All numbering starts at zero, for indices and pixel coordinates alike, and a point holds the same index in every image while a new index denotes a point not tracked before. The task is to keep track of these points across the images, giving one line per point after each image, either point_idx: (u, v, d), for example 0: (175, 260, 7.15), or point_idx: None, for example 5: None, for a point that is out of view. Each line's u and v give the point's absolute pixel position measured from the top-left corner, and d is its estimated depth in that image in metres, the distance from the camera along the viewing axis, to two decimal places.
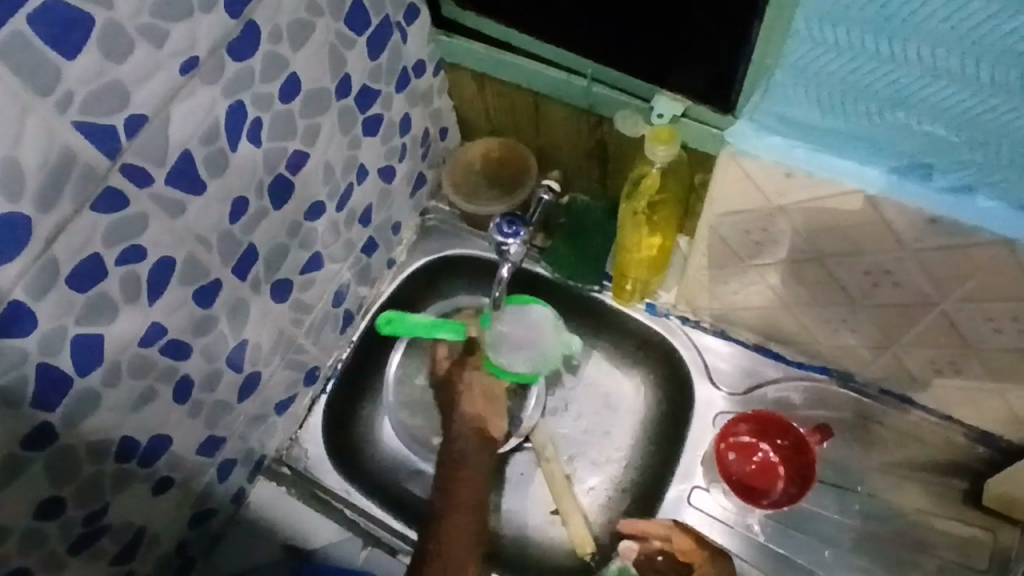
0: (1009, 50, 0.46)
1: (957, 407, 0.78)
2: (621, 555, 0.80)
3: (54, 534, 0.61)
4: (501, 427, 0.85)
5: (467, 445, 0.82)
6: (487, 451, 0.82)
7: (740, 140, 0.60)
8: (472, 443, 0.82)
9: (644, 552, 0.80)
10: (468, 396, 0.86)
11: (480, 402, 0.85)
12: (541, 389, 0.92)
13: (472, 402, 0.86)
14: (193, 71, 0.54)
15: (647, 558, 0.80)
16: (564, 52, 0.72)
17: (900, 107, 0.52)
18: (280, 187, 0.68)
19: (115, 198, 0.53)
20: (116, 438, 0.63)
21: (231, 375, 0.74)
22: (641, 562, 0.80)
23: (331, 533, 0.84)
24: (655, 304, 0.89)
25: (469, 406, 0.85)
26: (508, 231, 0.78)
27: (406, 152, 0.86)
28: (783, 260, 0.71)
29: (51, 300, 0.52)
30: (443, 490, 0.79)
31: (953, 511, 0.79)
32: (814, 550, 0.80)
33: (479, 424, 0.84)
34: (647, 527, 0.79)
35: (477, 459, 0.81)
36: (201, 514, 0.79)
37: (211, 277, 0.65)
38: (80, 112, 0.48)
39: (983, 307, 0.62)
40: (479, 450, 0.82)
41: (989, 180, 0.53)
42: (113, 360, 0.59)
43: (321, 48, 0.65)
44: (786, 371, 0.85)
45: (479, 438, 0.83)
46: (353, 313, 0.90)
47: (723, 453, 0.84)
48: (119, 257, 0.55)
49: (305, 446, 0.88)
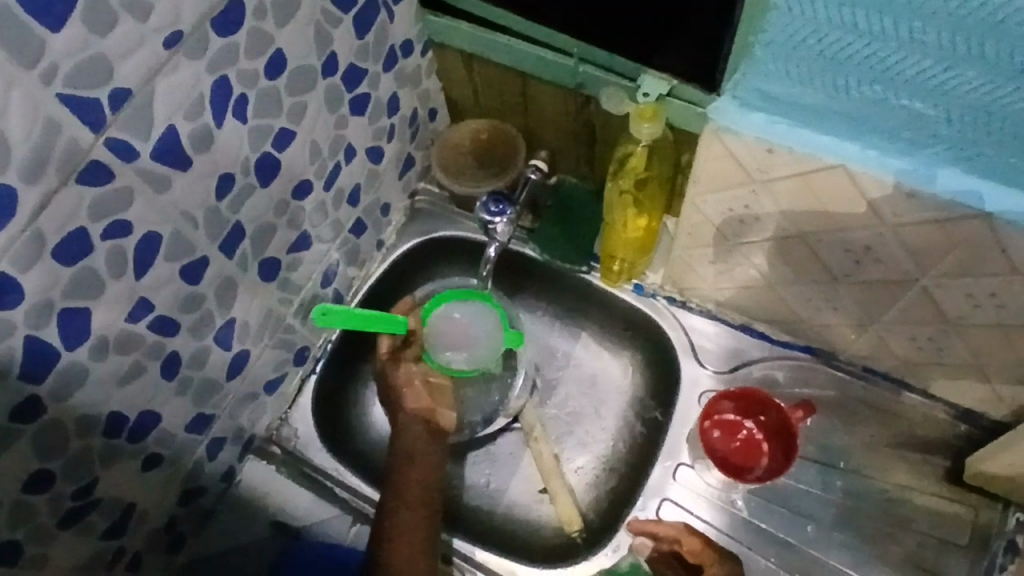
0: (994, 26, 0.47)
1: (939, 384, 0.79)
2: (634, 550, 0.82)
3: (43, 507, 0.61)
4: (449, 418, 0.85)
5: (417, 439, 0.81)
6: (437, 441, 0.82)
7: (723, 117, 0.59)
8: (418, 438, 0.81)
9: (659, 549, 0.81)
10: (411, 392, 0.83)
11: (424, 397, 0.84)
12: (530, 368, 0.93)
13: (416, 398, 0.83)
14: (178, 45, 0.54)
15: (662, 555, 0.81)
16: (552, 33, 0.73)
17: (877, 81, 0.53)
18: (266, 165, 0.69)
19: (101, 172, 0.53)
20: (104, 413, 0.64)
21: (220, 353, 0.74)
22: (654, 558, 0.81)
23: (321, 511, 0.85)
24: (643, 285, 0.89)
25: (411, 403, 0.83)
26: (494, 210, 0.79)
27: (395, 133, 0.86)
28: (767, 239, 0.71)
29: (38, 272, 0.52)
30: (417, 470, 0.79)
31: (935, 487, 0.80)
32: (797, 526, 0.81)
33: (427, 418, 0.83)
34: (656, 527, 0.80)
35: (428, 452, 0.80)
36: (191, 491, 0.80)
37: (197, 254, 0.66)
38: (65, 84, 0.48)
39: (962, 283, 0.63)
40: (429, 444, 0.81)
41: (969, 155, 0.53)
42: (101, 335, 0.60)
43: (308, 25, 0.65)
44: (770, 351, 0.86)
45: (428, 432, 0.82)
46: (342, 294, 0.91)
47: (708, 431, 0.84)
48: (104, 231, 0.56)
49: (295, 425, 0.89)
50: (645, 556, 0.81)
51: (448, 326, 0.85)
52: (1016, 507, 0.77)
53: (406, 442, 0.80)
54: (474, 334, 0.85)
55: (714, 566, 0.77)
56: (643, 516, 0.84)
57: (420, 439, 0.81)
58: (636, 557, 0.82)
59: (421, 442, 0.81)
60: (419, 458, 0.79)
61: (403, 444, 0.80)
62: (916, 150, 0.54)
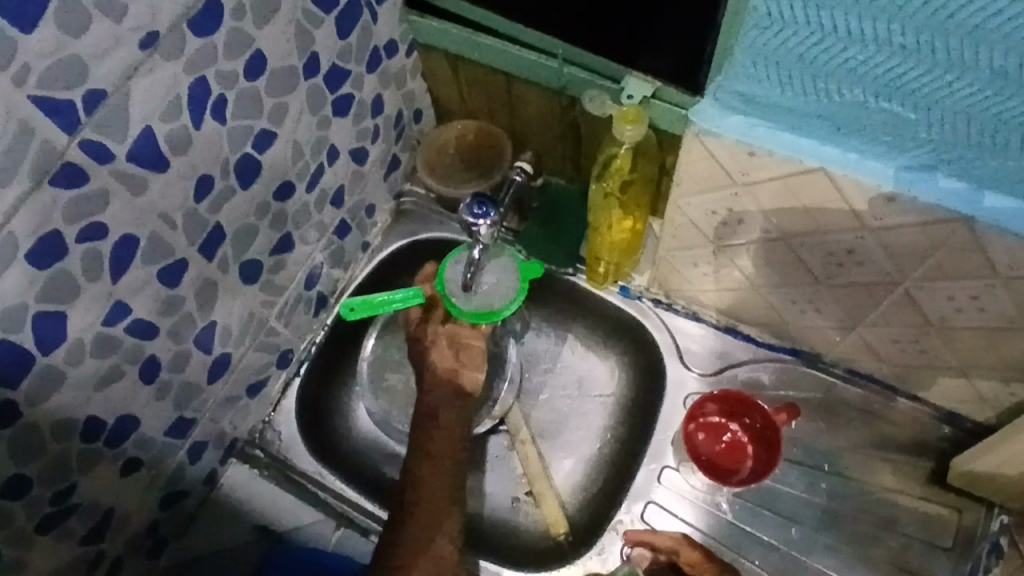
0: (966, 23, 0.48)
1: (923, 386, 0.79)
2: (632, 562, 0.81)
3: (20, 512, 0.61)
4: (475, 378, 0.83)
5: (440, 399, 0.81)
6: (461, 406, 0.81)
7: (704, 120, 0.58)
8: (443, 394, 0.81)
9: (658, 562, 0.81)
10: (436, 350, 0.83)
11: (449, 355, 0.83)
12: (517, 371, 0.93)
13: (442, 357, 0.83)
14: (154, 46, 0.53)
15: (661, 566, 0.81)
16: (537, 34, 0.72)
17: (858, 84, 0.53)
18: (247, 166, 0.68)
19: (76, 174, 0.53)
20: (81, 417, 0.63)
21: (200, 356, 0.74)
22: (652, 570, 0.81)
23: (304, 515, 0.85)
24: (629, 287, 0.89)
25: (437, 360, 0.83)
26: (478, 212, 0.77)
27: (379, 134, 0.86)
28: (751, 242, 0.71)
29: (11, 275, 0.52)
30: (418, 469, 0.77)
31: (919, 489, 0.80)
32: (781, 528, 0.81)
33: (452, 378, 0.82)
34: (655, 538, 0.80)
35: (452, 410, 0.81)
36: (172, 495, 0.79)
37: (176, 256, 0.65)
38: (38, 85, 0.47)
39: (943, 286, 0.63)
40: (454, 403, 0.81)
41: (947, 159, 0.52)
42: (78, 338, 0.59)
43: (288, 25, 0.64)
44: (754, 353, 0.86)
45: (453, 389, 0.81)
46: (326, 296, 0.91)
47: (693, 433, 0.84)
48: (79, 234, 0.55)
49: (278, 428, 0.88)
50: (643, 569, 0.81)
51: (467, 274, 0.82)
52: (1000, 509, 0.77)
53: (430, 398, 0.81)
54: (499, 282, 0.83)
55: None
56: (628, 518, 0.84)
57: (445, 396, 0.81)
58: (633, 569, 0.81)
59: (444, 401, 0.81)
60: (443, 414, 0.80)
61: (428, 400, 0.81)
62: (893, 155, 0.54)
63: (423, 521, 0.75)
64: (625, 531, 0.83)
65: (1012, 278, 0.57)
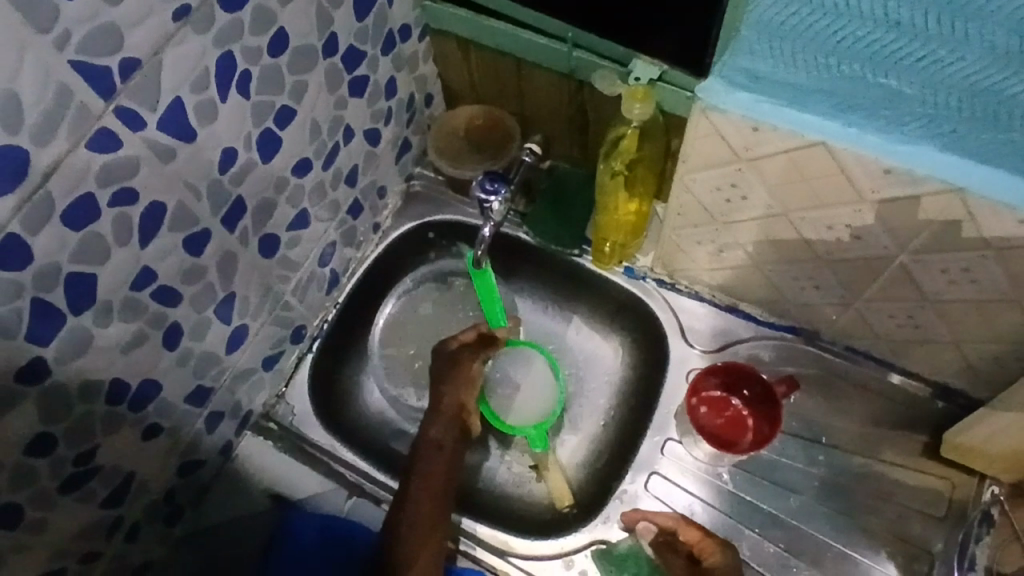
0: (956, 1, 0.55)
1: (918, 361, 0.81)
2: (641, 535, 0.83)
3: (45, 470, 0.63)
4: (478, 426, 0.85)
5: (449, 425, 0.82)
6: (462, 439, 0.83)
7: (710, 97, 0.60)
8: (450, 433, 0.82)
9: (663, 534, 0.82)
10: (467, 384, 0.85)
11: (473, 395, 0.84)
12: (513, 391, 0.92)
13: (466, 393, 0.84)
14: (186, 18, 0.56)
15: (664, 539, 0.82)
16: (548, 20, 0.75)
17: (856, 60, 0.57)
18: (268, 141, 0.71)
19: (109, 140, 0.55)
20: (106, 379, 0.65)
21: (219, 326, 0.76)
22: (658, 542, 0.82)
23: (318, 484, 0.87)
24: (633, 268, 0.92)
25: (463, 394, 0.84)
26: (490, 188, 0.83)
27: (392, 116, 0.88)
28: (754, 219, 0.73)
29: (46, 235, 0.54)
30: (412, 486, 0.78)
31: (913, 461, 0.83)
32: (782, 499, 0.84)
33: (463, 415, 0.84)
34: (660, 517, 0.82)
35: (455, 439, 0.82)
36: (189, 463, 0.81)
37: (200, 226, 0.67)
38: (78, 51, 0.50)
39: (937, 260, 0.66)
40: (456, 439, 0.82)
41: (940, 132, 0.55)
42: (106, 301, 0.61)
43: (310, 5, 0.67)
44: (756, 331, 0.89)
45: (459, 426, 0.83)
46: (339, 275, 0.93)
47: (695, 407, 0.86)
48: (110, 199, 0.57)
49: (291, 402, 0.90)
50: (649, 541, 0.82)
51: (511, 368, 0.93)
52: (991, 481, 0.80)
53: (437, 431, 0.82)
54: (536, 395, 0.92)
55: (715, 554, 0.77)
56: (632, 489, 0.86)
57: (450, 433, 0.82)
58: (639, 541, 0.83)
59: (451, 430, 0.82)
60: (447, 450, 0.81)
61: (435, 434, 0.82)
62: (890, 128, 0.56)
63: (425, 514, 0.76)
64: (627, 512, 0.85)
65: (1003, 248, 0.60)
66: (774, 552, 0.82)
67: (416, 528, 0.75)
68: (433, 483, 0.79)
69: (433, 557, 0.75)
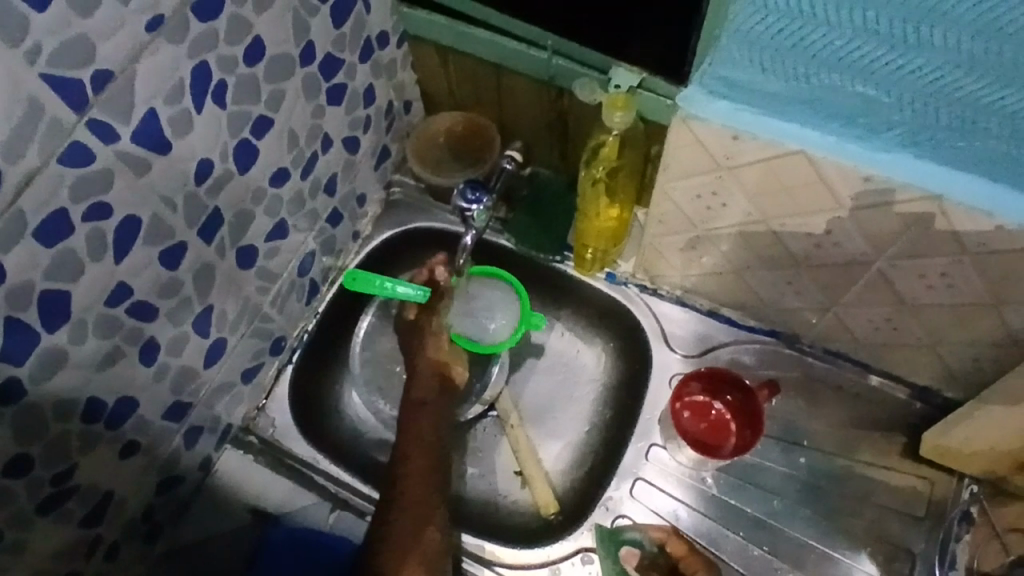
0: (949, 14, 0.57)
1: (894, 363, 0.83)
2: (624, 557, 0.83)
3: (21, 492, 0.61)
4: (462, 374, 0.86)
5: (429, 391, 0.82)
6: (447, 397, 0.83)
7: (691, 104, 0.60)
8: (432, 390, 0.82)
9: (648, 557, 0.83)
10: (433, 343, 0.85)
11: (442, 348, 0.85)
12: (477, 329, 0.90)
13: (436, 349, 0.85)
14: (159, 29, 0.55)
15: (650, 561, 0.83)
16: (527, 27, 0.75)
17: (835, 70, 0.58)
18: (245, 151, 0.70)
19: (82, 153, 0.54)
20: (82, 398, 0.63)
21: (197, 340, 0.75)
22: (643, 567, 0.83)
23: (299, 499, 0.86)
24: (615, 273, 0.92)
25: (432, 351, 0.84)
26: (471, 197, 0.83)
27: (371, 123, 0.88)
28: (734, 226, 0.74)
29: (19, 252, 0.52)
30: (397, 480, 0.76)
31: (894, 462, 0.84)
32: (766, 502, 0.85)
33: (441, 370, 0.84)
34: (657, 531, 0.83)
35: (439, 402, 0.82)
36: (168, 480, 0.80)
37: (176, 239, 0.66)
38: (49, 64, 0.49)
39: (915, 265, 0.66)
40: (440, 398, 0.82)
41: (920, 140, 0.56)
42: (80, 318, 0.60)
43: (286, 12, 0.66)
44: (737, 335, 0.89)
45: (440, 385, 0.83)
46: (318, 284, 0.92)
47: (678, 411, 0.87)
48: (85, 213, 0.56)
49: (271, 415, 0.89)
50: (633, 567, 0.83)
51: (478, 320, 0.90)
52: (970, 480, 0.81)
53: (418, 393, 0.82)
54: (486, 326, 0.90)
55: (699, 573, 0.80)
56: (618, 495, 0.87)
57: (433, 390, 0.82)
58: (623, 567, 0.83)
59: (432, 392, 0.82)
60: (430, 409, 0.81)
61: (417, 392, 0.82)
62: (870, 136, 0.56)
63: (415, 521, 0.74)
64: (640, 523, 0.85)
65: (980, 253, 0.61)
66: (758, 554, 0.83)
67: (409, 511, 0.74)
68: (422, 466, 0.77)
69: (427, 549, 0.73)
